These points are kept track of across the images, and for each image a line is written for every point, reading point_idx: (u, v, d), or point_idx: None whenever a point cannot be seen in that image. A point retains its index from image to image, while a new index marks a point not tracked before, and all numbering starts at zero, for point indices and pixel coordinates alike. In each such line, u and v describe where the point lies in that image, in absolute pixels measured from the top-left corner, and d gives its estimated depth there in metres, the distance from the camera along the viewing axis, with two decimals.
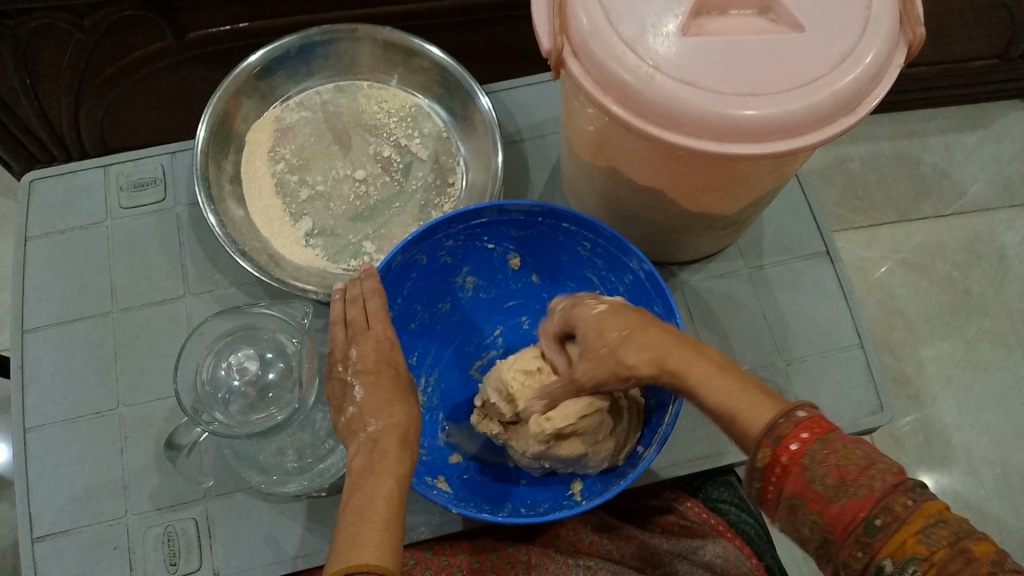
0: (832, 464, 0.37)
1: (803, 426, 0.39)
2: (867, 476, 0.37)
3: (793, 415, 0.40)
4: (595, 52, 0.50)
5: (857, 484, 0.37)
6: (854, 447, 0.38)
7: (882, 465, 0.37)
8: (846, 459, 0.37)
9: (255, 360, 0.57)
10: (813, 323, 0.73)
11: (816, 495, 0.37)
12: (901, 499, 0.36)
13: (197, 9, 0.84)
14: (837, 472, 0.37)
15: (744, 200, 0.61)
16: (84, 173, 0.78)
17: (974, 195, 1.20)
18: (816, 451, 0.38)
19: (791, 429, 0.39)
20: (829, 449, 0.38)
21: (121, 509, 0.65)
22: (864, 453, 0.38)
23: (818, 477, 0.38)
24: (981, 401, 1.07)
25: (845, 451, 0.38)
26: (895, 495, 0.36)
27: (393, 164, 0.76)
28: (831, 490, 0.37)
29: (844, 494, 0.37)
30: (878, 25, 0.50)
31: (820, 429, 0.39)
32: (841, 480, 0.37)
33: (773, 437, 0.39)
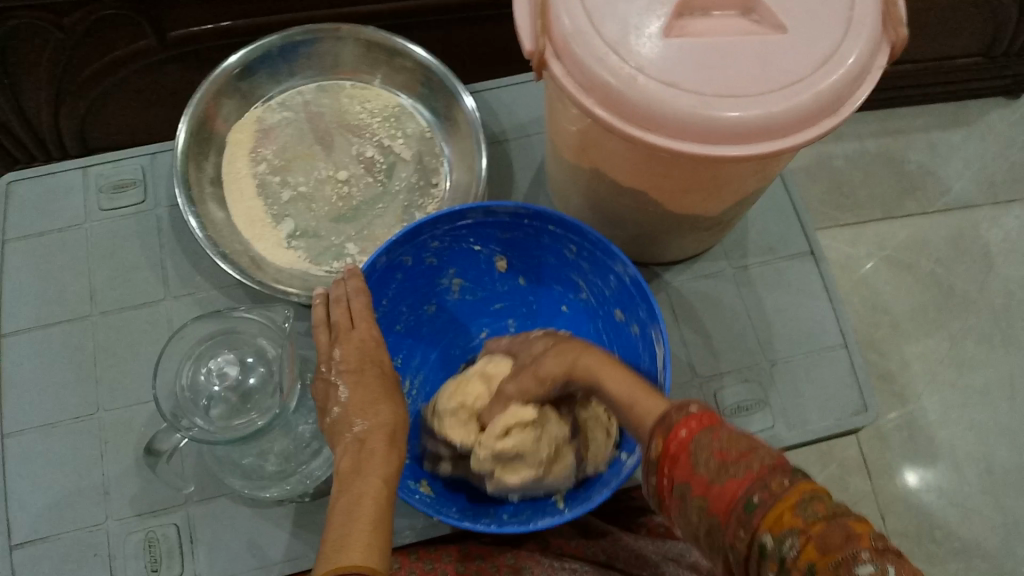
0: (715, 449, 0.39)
1: (692, 417, 0.41)
2: (748, 458, 0.38)
3: (686, 407, 0.42)
4: (577, 54, 0.50)
5: (737, 466, 0.38)
6: (738, 436, 0.40)
7: (762, 452, 0.39)
8: (728, 444, 0.39)
9: (235, 364, 0.57)
10: (797, 323, 0.73)
11: (702, 478, 0.39)
12: (778, 479, 0.37)
13: (178, 7, 0.83)
14: (720, 455, 0.39)
15: (725, 202, 0.61)
16: (63, 174, 0.77)
17: (958, 193, 1.20)
18: (702, 438, 0.40)
19: (683, 419, 0.42)
20: (713, 435, 0.40)
21: (102, 515, 0.65)
22: (747, 441, 0.40)
23: (703, 462, 0.39)
24: (966, 398, 1.08)
25: (727, 438, 0.39)
26: (773, 476, 0.37)
27: (376, 164, 0.75)
28: (713, 472, 0.39)
29: (724, 475, 0.38)
30: (861, 26, 0.49)
31: (707, 420, 0.41)
32: (724, 462, 0.39)
33: (665, 428, 0.42)
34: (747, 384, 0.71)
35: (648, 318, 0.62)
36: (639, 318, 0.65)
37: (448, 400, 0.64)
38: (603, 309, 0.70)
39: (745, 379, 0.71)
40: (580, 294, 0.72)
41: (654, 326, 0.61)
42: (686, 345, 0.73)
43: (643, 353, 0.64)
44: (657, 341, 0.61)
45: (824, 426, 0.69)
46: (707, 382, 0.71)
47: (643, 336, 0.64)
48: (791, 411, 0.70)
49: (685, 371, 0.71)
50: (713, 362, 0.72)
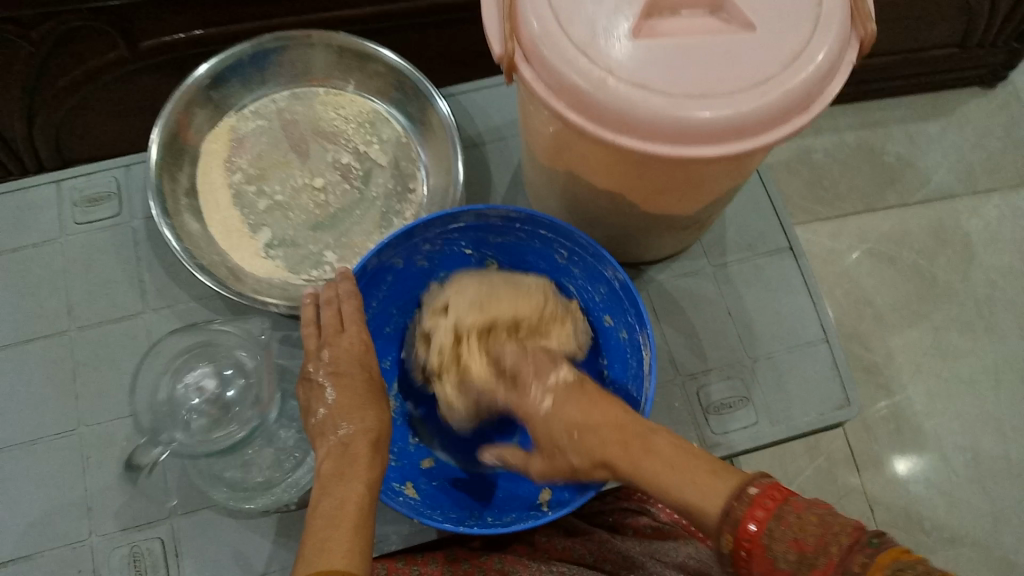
0: (790, 540, 0.41)
1: (756, 505, 0.44)
2: (823, 544, 0.40)
3: (745, 494, 0.44)
4: (547, 56, 0.50)
5: (814, 554, 0.40)
6: (806, 516, 0.42)
7: (835, 531, 0.41)
8: (800, 531, 0.41)
9: (212, 377, 0.56)
10: (778, 319, 0.74)
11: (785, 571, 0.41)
12: (857, 559, 0.39)
13: (149, 17, 0.83)
14: (796, 546, 0.41)
15: (702, 202, 0.61)
16: (37, 188, 0.77)
17: (938, 183, 1.21)
18: (773, 528, 0.42)
19: (745, 509, 0.44)
20: (783, 523, 0.42)
21: (85, 532, 0.64)
22: (817, 520, 0.42)
23: (782, 554, 0.41)
24: (950, 387, 1.09)
25: (799, 525, 0.42)
26: (852, 556, 0.39)
27: (352, 171, 0.75)
28: (793, 566, 0.41)
29: (806, 567, 0.40)
30: (829, 22, 0.49)
31: (773, 505, 0.43)
32: (802, 552, 0.41)
33: (729, 523, 0.44)
34: (729, 382, 0.71)
35: (636, 323, 0.62)
36: (626, 324, 0.64)
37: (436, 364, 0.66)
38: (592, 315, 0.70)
39: (728, 376, 0.71)
40: None
41: (641, 332, 0.61)
42: (668, 344, 0.72)
43: (631, 356, 0.64)
44: (644, 346, 0.61)
45: (807, 422, 0.70)
46: (691, 379, 0.71)
47: (630, 341, 0.64)
48: (774, 407, 0.70)
49: (667, 368, 0.71)
50: (697, 359, 0.72)
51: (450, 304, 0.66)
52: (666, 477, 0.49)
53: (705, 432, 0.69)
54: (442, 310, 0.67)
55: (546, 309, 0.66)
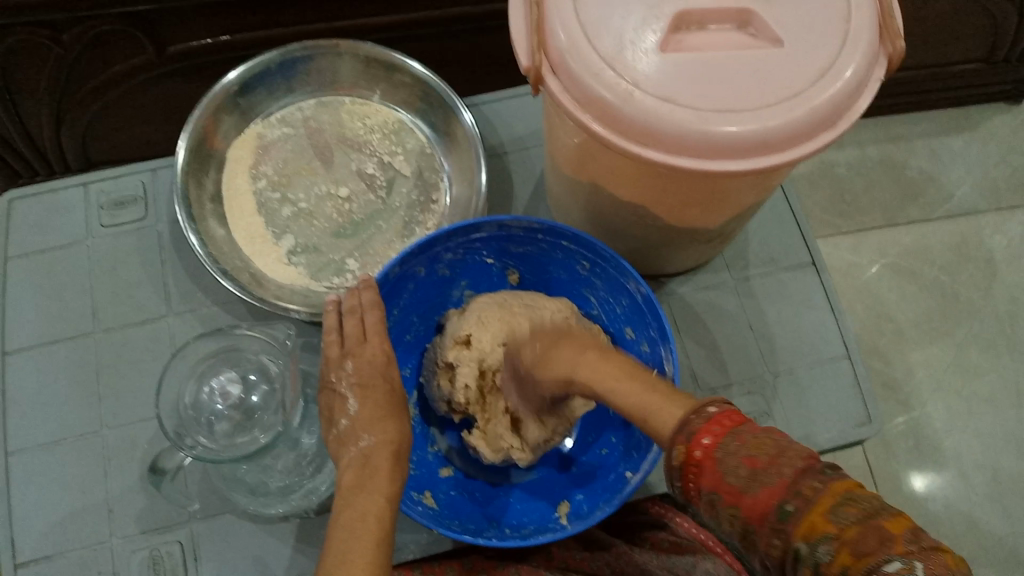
0: (743, 455, 0.38)
1: (716, 421, 0.40)
2: (777, 464, 0.37)
3: (705, 411, 0.41)
4: (573, 69, 0.50)
5: (769, 473, 0.37)
6: (764, 438, 0.39)
7: (791, 453, 0.38)
8: (755, 449, 0.38)
9: (237, 383, 0.57)
10: (800, 334, 0.73)
11: (731, 487, 0.38)
12: (811, 483, 0.36)
13: (177, 23, 0.84)
14: (748, 462, 0.38)
15: (726, 215, 0.61)
16: (64, 191, 0.78)
17: (961, 199, 1.22)
18: (728, 444, 0.39)
19: (703, 424, 0.40)
20: (739, 440, 0.39)
21: (105, 533, 0.65)
22: (773, 444, 0.39)
23: (731, 469, 0.38)
24: (970, 405, 1.08)
25: (754, 443, 0.39)
26: (804, 480, 0.36)
27: (377, 181, 0.75)
28: (742, 481, 0.38)
29: (756, 483, 0.37)
30: (858, 39, 0.49)
31: (730, 423, 0.40)
32: (754, 469, 0.38)
33: (683, 436, 0.40)
34: (750, 397, 0.70)
35: (658, 336, 0.62)
36: (648, 337, 0.64)
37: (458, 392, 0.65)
38: (613, 327, 0.70)
39: (749, 392, 0.71)
40: (591, 310, 0.71)
41: (664, 345, 0.61)
42: (689, 358, 0.72)
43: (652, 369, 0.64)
44: (667, 360, 0.61)
45: (829, 438, 0.69)
46: (712, 394, 0.71)
47: (652, 354, 0.64)
48: (795, 421, 0.70)
49: (688, 382, 0.71)
50: (718, 374, 0.72)
51: (473, 335, 0.65)
52: (619, 382, 0.48)
53: None
54: (465, 342, 0.65)
55: None
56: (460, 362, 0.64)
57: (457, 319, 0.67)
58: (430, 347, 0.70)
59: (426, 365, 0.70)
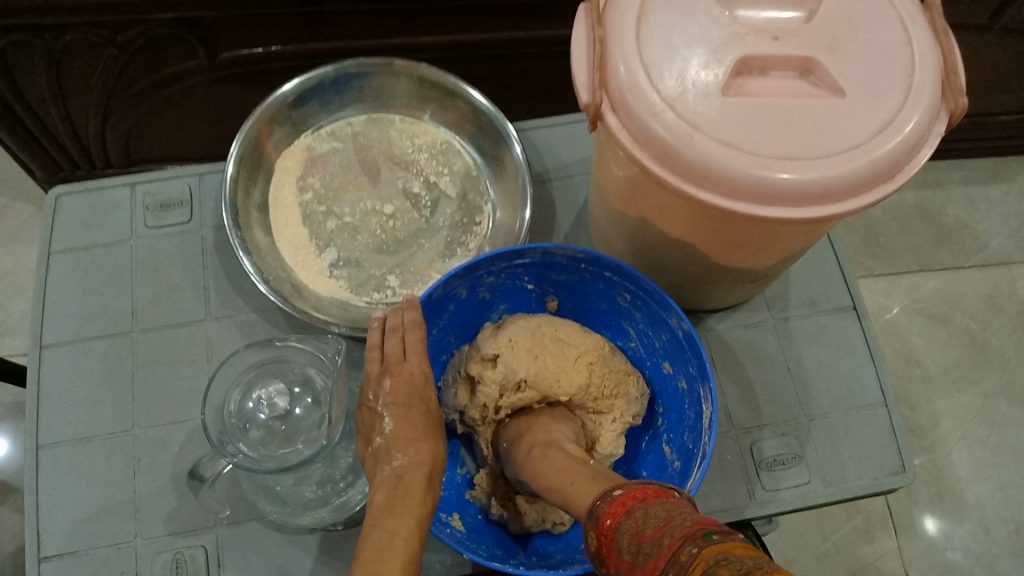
0: (633, 533, 0.39)
1: (616, 503, 0.42)
2: (660, 535, 0.37)
3: (611, 496, 0.43)
4: (633, 107, 0.50)
5: (650, 546, 0.37)
6: (654, 510, 0.39)
7: (677, 522, 0.37)
8: (643, 524, 0.38)
9: (285, 396, 0.57)
10: (837, 378, 0.73)
11: (626, 564, 0.38)
12: (687, 550, 0.34)
13: (231, 30, 0.85)
14: (637, 538, 0.38)
15: (775, 258, 0.60)
16: (111, 190, 0.79)
17: (995, 249, 1.24)
18: (623, 524, 0.40)
19: (607, 506, 0.42)
20: (631, 519, 0.40)
21: (132, 533, 0.65)
22: (663, 514, 0.38)
23: (626, 547, 0.39)
24: (995, 457, 1.09)
25: (643, 518, 0.39)
26: (682, 547, 0.35)
27: (421, 201, 0.76)
28: (632, 558, 0.38)
29: (642, 557, 0.37)
30: (921, 94, 0.49)
31: (631, 501, 0.41)
32: (642, 543, 0.38)
33: (595, 521, 0.42)
34: (784, 439, 0.70)
35: (698, 374, 0.62)
36: (686, 374, 0.64)
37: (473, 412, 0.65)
38: (651, 361, 0.69)
39: (782, 434, 0.70)
40: (629, 342, 0.71)
41: (703, 384, 0.61)
42: (723, 396, 0.72)
43: (689, 407, 0.64)
44: (706, 399, 0.61)
45: (861, 485, 0.68)
46: (745, 434, 0.70)
47: (689, 392, 0.64)
48: (828, 468, 0.69)
49: (721, 421, 0.71)
50: (752, 414, 0.71)
51: (501, 357, 0.64)
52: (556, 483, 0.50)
53: (756, 489, 0.68)
54: (490, 361, 0.65)
55: (591, 389, 0.65)
56: (482, 381, 0.64)
57: (490, 335, 0.67)
58: (456, 356, 0.70)
59: (448, 370, 0.70)
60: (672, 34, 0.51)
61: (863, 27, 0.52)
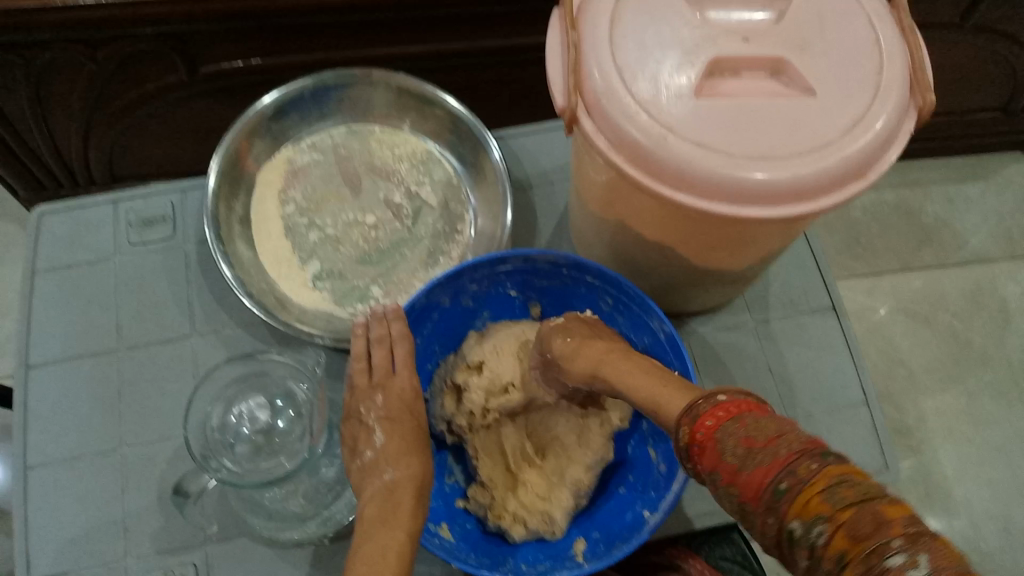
0: (740, 437, 0.37)
1: (721, 408, 0.40)
2: (775, 444, 0.36)
3: (714, 398, 0.41)
4: (608, 110, 0.50)
5: (763, 453, 0.36)
6: (766, 421, 0.38)
7: (791, 435, 0.36)
8: (754, 430, 0.37)
9: (265, 409, 0.58)
10: (819, 378, 0.74)
11: (728, 466, 0.37)
12: (807, 464, 0.34)
13: (211, 44, 0.85)
14: (745, 441, 0.37)
15: (753, 258, 0.61)
16: (94, 209, 0.79)
17: (974, 247, 1.26)
18: (728, 428, 0.38)
19: (709, 409, 0.40)
20: (740, 424, 0.38)
21: (120, 551, 0.65)
22: (775, 425, 0.37)
23: (730, 449, 0.37)
24: (981, 453, 1.10)
25: (754, 424, 0.38)
26: (801, 460, 0.35)
27: (403, 210, 0.76)
28: (738, 460, 0.37)
29: (751, 462, 0.36)
30: (889, 92, 0.50)
31: (737, 410, 0.39)
32: (749, 448, 0.37)
33: (692, 418, 0.41)
34: None
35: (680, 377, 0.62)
36: None
37: (460, 419, 0.66)
38: None
39: None
40: None
41: None
42: None
43: None
44: None
45: None
46: None
47: None
48: None
49: None
50: None
51: (487, 362, 0.66)
52: (640, 379, 0.49)
53: None
54: (476, 368, 0.66)
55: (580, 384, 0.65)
56: (468, 388, 0.66)
57: (474, 343, 0.68)
58: (442, 363, 0.71)
59: (435, 380, 0.70)
60: (645, 38, 0.52)
61: (830, 26, 0.53)
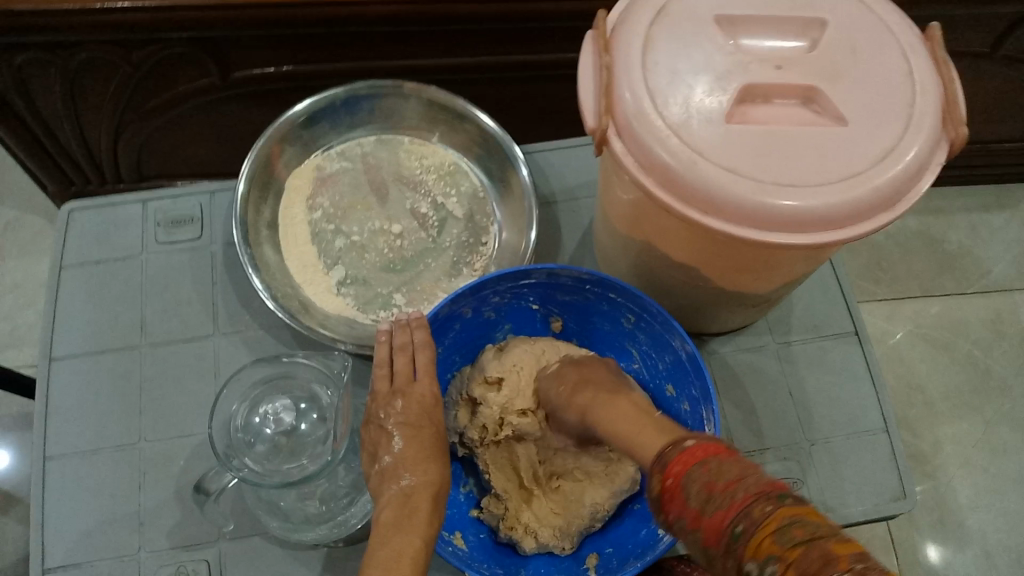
0: (702, 483, 0.41)
1: (687, 453, 0.43)
2: (734, 488, 0.40)
3: (683, 444, 0.44)
4: (639, 133, 0.51)
5: (722, 496, 0.40)
6: (727, 465, 0.41)
7: (750, 479, 0.40)
8: (716, 475, 0.41)
9: (291, 411, 0.59)
10: (839, 404, 0.73)
11: (692, 510, 0.41)
12: (763, 507, 0.38)
13: (245, 50, 0.86)
14: (707, 487, 0.40)
15: (777, 283, 0.61)
16: (123, 206, 0.80)
17: (997, 276, 1.25)
18: (693, 472, 0.42)
19: (678, 455, 0.43)
20: (703, 469, 0.41)
21: (136, 546, 0.65)
22: (737, 469, 0.41)
23: (694, 494, 0.41)
24: (997, 484, 1.09)
25: (715, 468, 0.41)
26: (756, 503, 0.38)
27: (429, 220, 0.77)
28: (700, 504, 0.40)
29: (712, 506, 0.40)
30: (921, 123, 0.50)
31: (702, 453, 0.42)
32: (711, 493, 0.40)
33: (663, 466, 0.44)
34: (785, 463, 0.70)
35: (700, 397, 0.62)
36: (689, 396, 0.64)
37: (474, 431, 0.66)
38: (653, 383, 0.70)
39: (784, 458, 0.71)
40: (632, 364, 0.71)
41: (705, 406, 0.61)
42: (725, 418, 0.73)
43: (692, 429, 0.64)
44: (707, 421, 0.61)
45: (862, 511, 0.68)
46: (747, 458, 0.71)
47: (691, 413, 0.64)
48: (829, 493, 0.69)
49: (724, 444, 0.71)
50: (754, 438, 0.72)
51: (506, 380, 0.66)
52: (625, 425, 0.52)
53: None
54: (493, 384, 0.67)
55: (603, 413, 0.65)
56: (484, 402, 0.66)
57: (492, 357, 0.68)
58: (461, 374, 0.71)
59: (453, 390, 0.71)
60: (677, 62, 0.52)
61: (863, 56, 0.53)
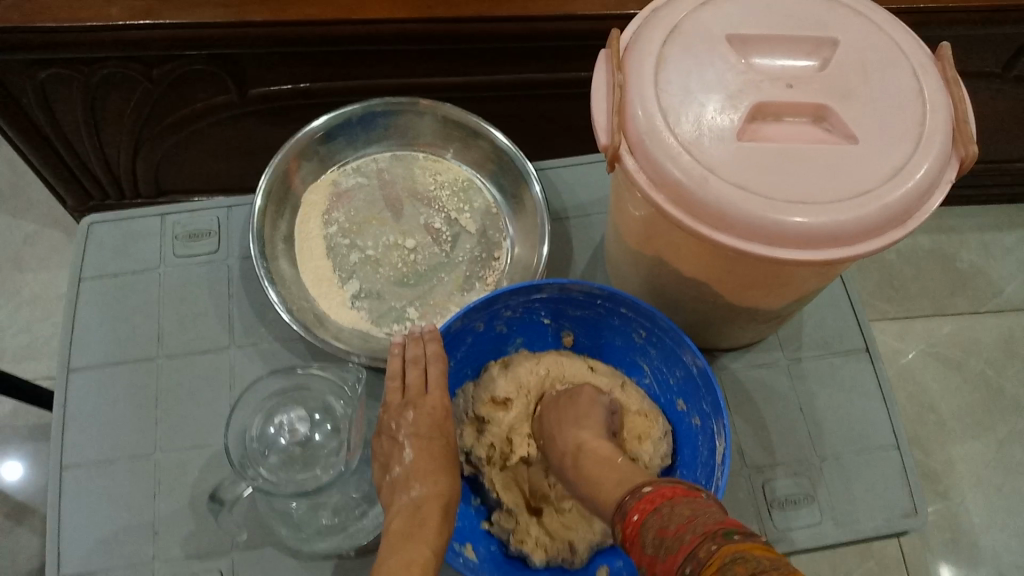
0: (658, 529, 0.44)
1: (644, 499, 0.48)
2: (685, 530, 0.42)
3: (639, 491, 0.49)
4: (652, 150, 0.52)
5: (673, 540, 0.42)
6: (681, 509, 0.44)
7: (701, 520, 0.42)
8: (668, 520, 0.44)
9: (305, 422, 0.59)
10: (849, 420, 0.73)
11: (650, 555, 0.44)
12: (707, 546, 0.40)
13: (263, 67, 0.88)
14: (660, 532, 0.44)
15: (787, 299, 0.61)
16: (142, 220, 0.81)
17: (1010, 295, 1.25)
18: (649, 520, 0.46)
19: (636, 502, 0.48)
20: (657, 515, 0.45)
21: (149, 555, 0.66)
22: (690, 512, 0.44)
23: (651, 543, 0.44)
24: (1011, 503, 1.08)
25: (669, 514, 0.44)
26: (702, 543, 0.40)
27: (442, 235, 0.78)
28: (655, 549, 0.44)
29: (665, 549, 0.43)
30: (931, 142, 0.51)
31: (660, 498, 0.47)
32: (665, 537, 0.43)
33: (622, 515, 0.49)
34: (796, 479, 0.70)
35: (711, 411, 0.62)
36: (699, 411, 0.65)
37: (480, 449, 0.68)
38: (664, 398, 0.70)
39: (795, 473, 0.71)
40: (643, 378, 0.72)
41: (716, 420, 0.62)
42: (736, 433, 0.73)
43: (703, 443, 0.64)
44: (718, 435, 0.61)
45: (873, 527, 0.68)
46: (758, 472, 0.71)
47: (702, 428, 0.64)
48: (840, 509, 0.69)
49: (735, 459, 0.71)
50: (765, 453, 0.72)
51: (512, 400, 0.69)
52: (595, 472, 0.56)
53: (768, 526, 0.68)
54: (500, 404, 0.69)
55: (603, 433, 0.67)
56: (492, 420, 0.69)
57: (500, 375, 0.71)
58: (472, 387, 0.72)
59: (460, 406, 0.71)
60: (689, 80, 0.53)
61: (874, 75, 0.54)
